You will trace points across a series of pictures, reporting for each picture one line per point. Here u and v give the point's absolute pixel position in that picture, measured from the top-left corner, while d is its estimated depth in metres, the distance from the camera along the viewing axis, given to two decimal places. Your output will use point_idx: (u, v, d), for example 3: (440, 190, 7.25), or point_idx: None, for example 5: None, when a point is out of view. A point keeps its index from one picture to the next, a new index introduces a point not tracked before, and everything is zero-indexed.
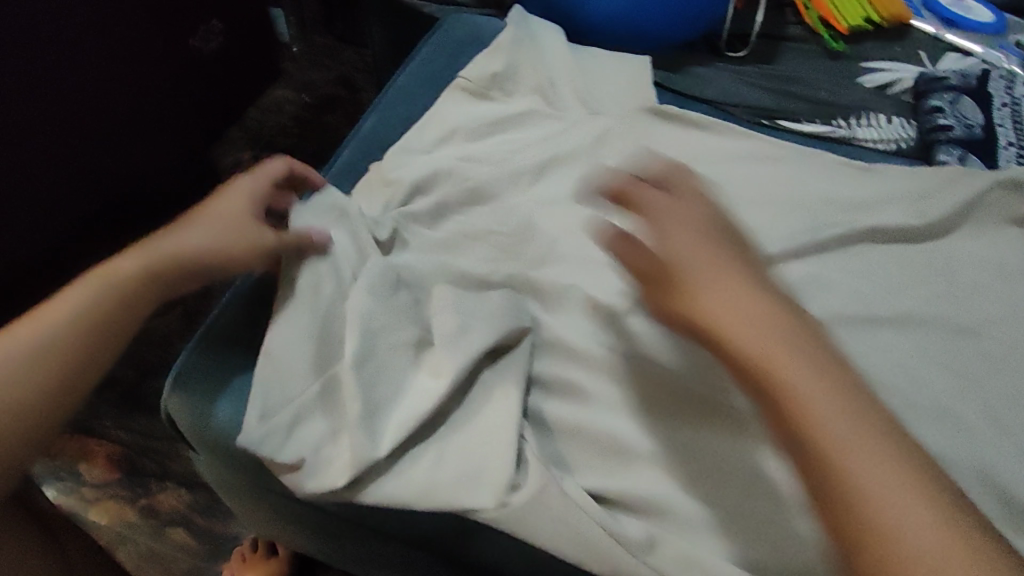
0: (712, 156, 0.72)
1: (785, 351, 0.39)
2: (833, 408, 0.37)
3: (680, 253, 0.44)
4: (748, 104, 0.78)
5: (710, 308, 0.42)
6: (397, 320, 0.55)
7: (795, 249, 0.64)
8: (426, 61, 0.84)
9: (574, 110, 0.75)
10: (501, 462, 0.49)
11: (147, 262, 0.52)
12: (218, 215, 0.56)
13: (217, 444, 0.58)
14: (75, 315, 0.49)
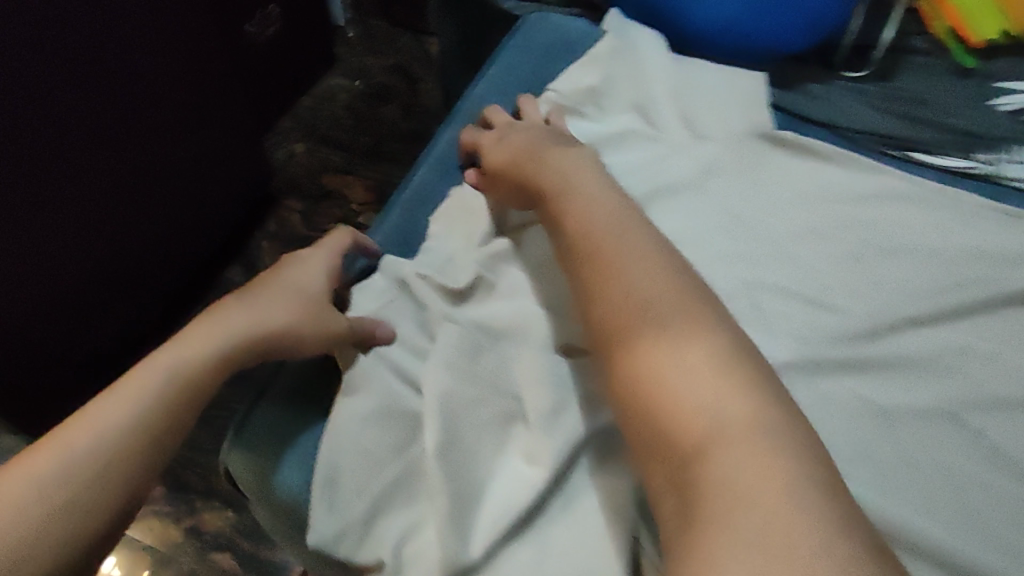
0: (834, 195, 0.63)
1: (696, 394, 0.37)
2: (737, 451, 0.34)
3: (625, 300, 0.43)
4: (874, 131, 0.69)
5: (650, 357, 0.40)
6: (479, 398, 0.52)
7: (934, 313, 0.55)
8: (507, 69, 0.76)
9: (677, 133, 0.68)
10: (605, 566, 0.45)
11: (223, 339, 0.51)
12: (293, 291, 0.55)
13: (281, 512, 0.54)
14: (152, 395, 0.47)
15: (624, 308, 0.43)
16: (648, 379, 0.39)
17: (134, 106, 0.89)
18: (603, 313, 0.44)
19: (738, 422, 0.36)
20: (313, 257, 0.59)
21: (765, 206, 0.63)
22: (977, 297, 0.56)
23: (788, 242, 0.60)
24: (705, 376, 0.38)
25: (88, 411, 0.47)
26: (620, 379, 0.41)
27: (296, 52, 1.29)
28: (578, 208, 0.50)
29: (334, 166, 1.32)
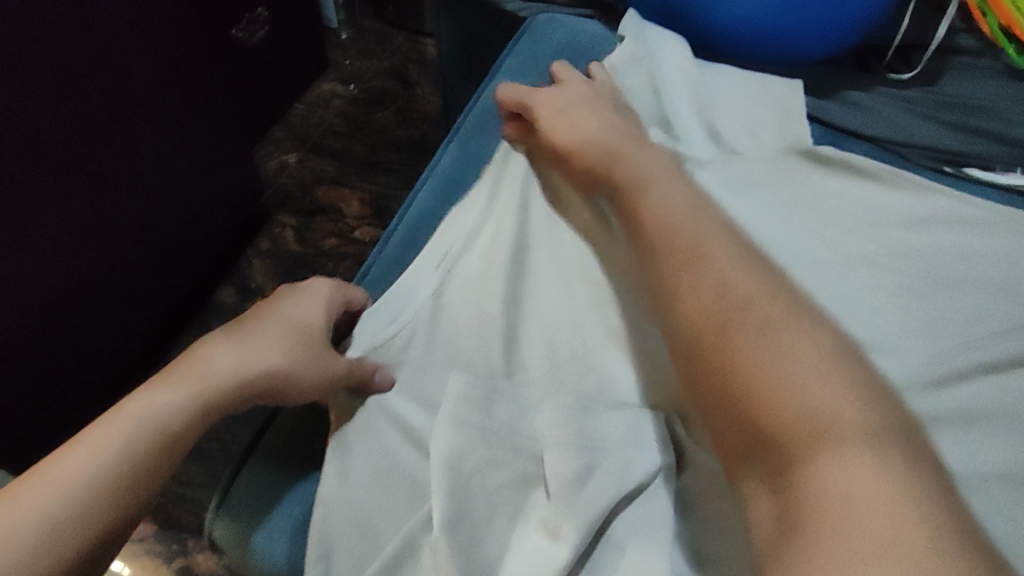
0: (884, 217, 0.57)
1: (809, 398, 0.32)
2: (864, 470, 0.29)
3: (712, 290, 0.37)
4: (922, 143, 0.63)
5: (752, 352, 0.34)
6: (493, 459, 0.45)
7: (1010, 356, 0.48)
8: (514, 76, 0.70)
9: (705, 148, 0.61)
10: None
11: (204, 384, 0.44)
12: (289, 326, 0.48)
13: None
14: (116, 453, 0.40)
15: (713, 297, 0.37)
16: (749, 380, 0.33)
17: (132, 118, 0.83)
18: (686, 299, 0.38)
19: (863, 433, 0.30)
20: (311, 286, 0.52)
21: (806, 231, 0.56)
22: None
23: (835, 272, 0.54)
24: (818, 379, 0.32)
25: (39, 469, 0.39)
26: (710, 375, 0.35)
27: (287, 57, 1.22)
28: (656, 209, 0.44)
29: (327, 176, 1.25)
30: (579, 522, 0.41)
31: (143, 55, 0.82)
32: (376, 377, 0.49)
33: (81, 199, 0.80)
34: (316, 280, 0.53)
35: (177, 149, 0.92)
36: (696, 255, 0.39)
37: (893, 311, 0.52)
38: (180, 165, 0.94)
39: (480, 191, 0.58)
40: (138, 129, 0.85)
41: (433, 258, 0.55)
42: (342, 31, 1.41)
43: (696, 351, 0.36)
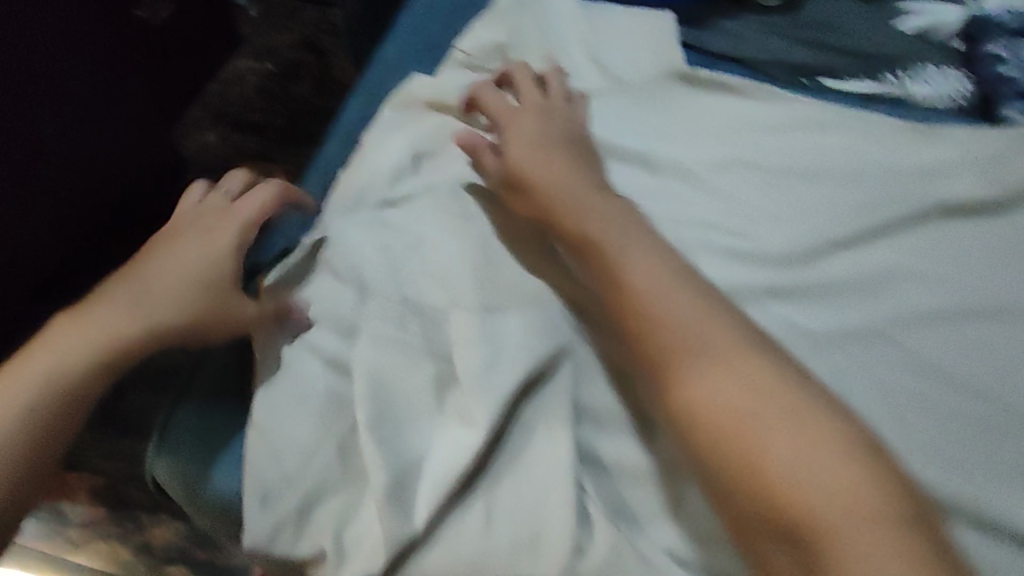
0: (750, 127, 0.63)
1: (810, 484, 0.38)
2: (866, 535, 0.36)
3: (699, 388, 0.42)
4: (784, 60, 0.70)
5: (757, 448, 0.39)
6: (411, 362, 0.49)
7: (857, 235, 0.56)
8: (413, 27, 0.73)
9: (591, 78, 0.66)
10: (560, 523, 0.42)
11: (90, 343, 0.49)
12: (177, 281, 0.52)
13: (217, 512, 0.51)
14: (15, 410, 0.46)
15: (714, 393, 0.42)
16: (760, 468, 0.39)
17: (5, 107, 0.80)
18: (678, 396, 0.43)
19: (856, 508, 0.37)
20: (213, 230, 0.55)
21: (684, 146, 0.62)
22: (897, 213, 0.57)
23: (714, 179, 0.60)
24: (806, 464, 0.39)
25: None
26: (723, 473, 0.40)
27: (201, 31, 1.19)
28: (632, 272, 0.48)
29: (249, 152, 1.26)
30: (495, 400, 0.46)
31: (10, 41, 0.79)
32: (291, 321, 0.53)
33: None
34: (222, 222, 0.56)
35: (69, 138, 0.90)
36: (685, 355, 0.43)
37: (766, 206, 0.58)
38: (73, 153, 0.91)
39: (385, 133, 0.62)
40: (28, 117, 0.83)
41: (349, 200, 0.60)
42: (251, 7, 1.40)
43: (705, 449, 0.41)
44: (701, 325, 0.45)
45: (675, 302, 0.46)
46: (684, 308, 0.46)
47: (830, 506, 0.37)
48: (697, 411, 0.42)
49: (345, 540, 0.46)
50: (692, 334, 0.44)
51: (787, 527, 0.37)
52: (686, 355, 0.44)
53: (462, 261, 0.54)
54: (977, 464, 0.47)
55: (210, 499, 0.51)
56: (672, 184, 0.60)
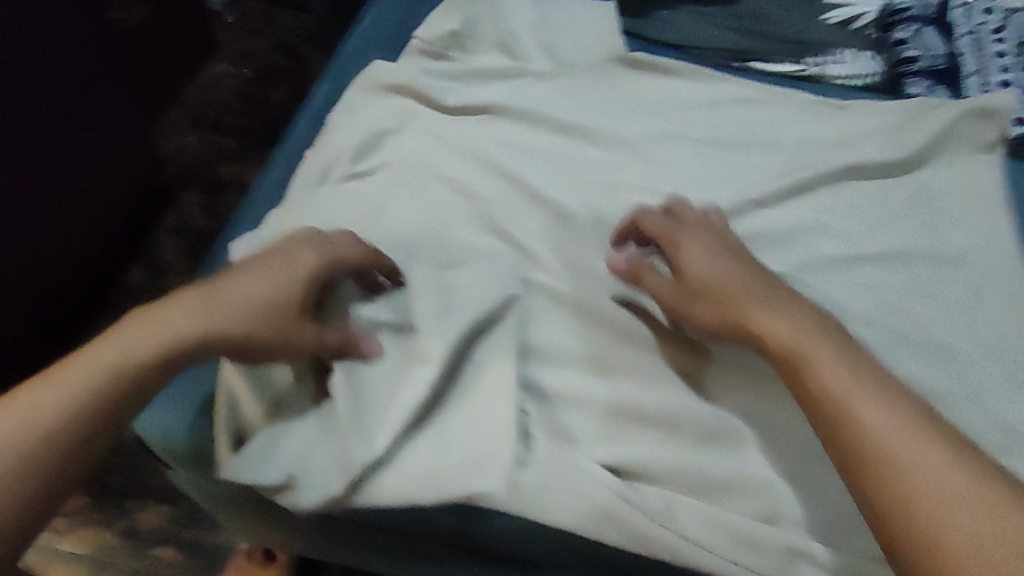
0: (684, 104, 0.70)
1: (922, 468, 0.39)
2: (964, 515, 0.38)
3: (832, 381, 0.44)
4: (718, 46, 0.77)
5: (869, 426, 0.42)
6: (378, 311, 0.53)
7: (776, 194, 0.63)
8: (376, 20, 0.79)
9: (541, 62, 0.72)
10: (505, 443, 0.48)
11: (156, 346, 0.45)
12: (266, 296, 0.47)
13: (187, 459, 0.54)
14: (79, 398, 0.42)
15: (840, 380, 0.44)
16: (873, 449, 0.41)
17: None
18: (800, 387, 0.45)
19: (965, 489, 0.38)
20: (303, 244, 0.51)
21: (622, 120, 0.68)
22: (813, 174, 0.64)
23: (651, 152, 0.66)
24: (912, 448, 0.40)
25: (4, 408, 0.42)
26: (842, 453, 0.42)
27: (176, 33, 1.23)
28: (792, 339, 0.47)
29: (227, 153, 1.30)
30: (450, 334, 0.50)
31: None
32: (359, 346, 0.51)
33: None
34: (309, 236, 0.52)
35: (41, 132, 0.95)
36: (810, 358, 0.45)
37: (696, 173, 0.65)
38: (37, 145, 0.95)
39: (351, 113, 0.67)
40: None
41: (317, 171, 0.65)
42: (228, 13, 1.44)
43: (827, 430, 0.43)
44: (815, 335, 0.47)
45: (787, 316, 0.48)
46: (798, 318, 0.48)
47: (936, 489, 0.39)
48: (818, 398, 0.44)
49: (309, 466, 0.50)
50: (815, 337, 0.46)
51: (892, 498, 0.39)
52: (805, 356, 0.45)
53: (420, 224, 0.59)
54: None
55: (193, 444, 0.53)
56: (613, 156, 0.66)
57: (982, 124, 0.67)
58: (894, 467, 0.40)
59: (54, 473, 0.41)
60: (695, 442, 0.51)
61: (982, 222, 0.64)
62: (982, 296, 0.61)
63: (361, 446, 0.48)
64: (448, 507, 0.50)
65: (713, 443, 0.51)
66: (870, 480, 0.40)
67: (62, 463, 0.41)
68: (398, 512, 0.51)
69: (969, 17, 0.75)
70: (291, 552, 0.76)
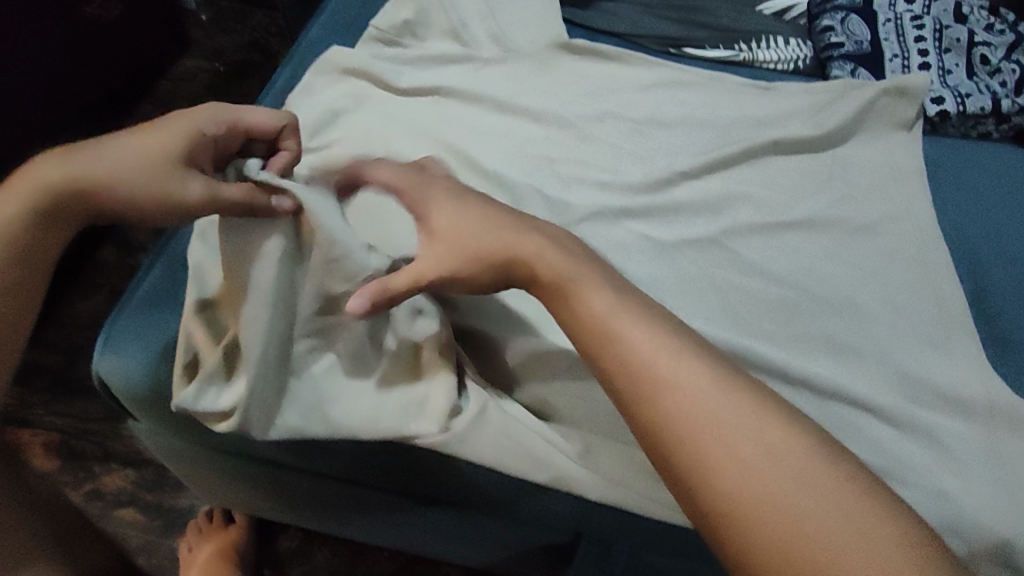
0: (621, 86, 0.74)
1: (730, 441, 0.36)
2: (777, 482, 0.35)
3: (638, 359, 0.39)
4: (657, 33, 0.81)
5: (681, 406, 0.37)
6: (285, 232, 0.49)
7: (703, 166, 0.67)
8: (336, 10, 0.83)
9: (488, 48, 0.77)
10: (441, 392, 0.51)
11: (32, 201, 0.47)
12: (136, 150, 0.47)
13: (155, 400, 0.58)
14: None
15: (653, 352, 0.39)
16: (682, 428, 0.37)
17: None
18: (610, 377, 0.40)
19: (772, 452, 0.36)
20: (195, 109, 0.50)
21: (563, 101, 0.72)
22: (740, 149, 0.68)
23: (587, 129, 0.70)
24: (725, 421, 0.37)
25: None
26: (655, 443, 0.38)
27: (149, 30, 1.26)
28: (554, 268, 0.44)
29: None
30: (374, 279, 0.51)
31: None
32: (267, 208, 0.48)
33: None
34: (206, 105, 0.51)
35: None
36: (616, 342, 0.40)
37: (629, 147, 0.69)
38: None
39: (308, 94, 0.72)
40: None
41: None
42: (201, 11, 1.45)
43: (632, 414, 0.39)
44: (613, 305, 0.42)
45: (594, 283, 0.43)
46: (573, 257, 0.44)
47: (748, 468, 0.35)
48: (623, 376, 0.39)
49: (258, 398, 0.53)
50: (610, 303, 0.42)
51: (707, 489, 0.36)
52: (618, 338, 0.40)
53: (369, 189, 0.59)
54: (784, 335, 0.59)
55: (154, 391, 0.58)
56: (553, 132, 0.70)
57: (898, 104, 0.72)
58: (705, 442, 0.36)
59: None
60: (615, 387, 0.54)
61: (898, 193, 0.68)
62: (901, 259, 0.64)
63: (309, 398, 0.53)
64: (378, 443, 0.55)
65: None
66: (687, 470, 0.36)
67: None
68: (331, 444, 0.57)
69: (891, 5, 0.80)
70: (261, 512, 0.83)
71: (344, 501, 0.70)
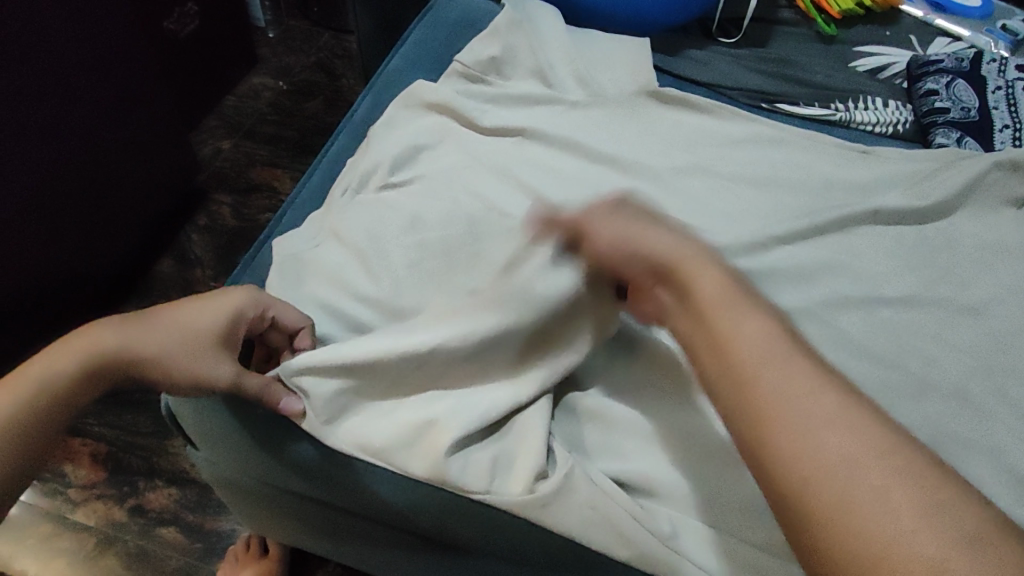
0: (712, 140, 0.72)
1: (866, 486, 0.31)
2: (922, 537, 0.29)
3: (778, 392, 0.34)
4: (747, 87, 0.79)
5: (816, 446, 0.32)
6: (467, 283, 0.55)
7: (800, 232, 0.63)
8: (419, 42, 0.82)
9: (575, 91, 0.75)
10: (534, 449, 0.51)
11: (78, 361, 0.48)
12: (183, 326, 0.51)
13: (216, 432, 0.59)
14: (14, 408, 0.46)
15: (788, 381, 0.34)
16: (812, 475, 0.32)
17: (66, 93, 0.89)
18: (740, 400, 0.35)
19: (921, 502, 0.30)
20: (227, 292, 0.55)
21: (649, 151, 0.70)
22: (839, 215, 0.65)
23: (674, 183, 0.68)
24: (863, 461, 0.31)
25: None
26: (782, 489, 0.33)
27: (223, 47, 1.28)
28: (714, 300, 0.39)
29: (260, 159, 1.25)
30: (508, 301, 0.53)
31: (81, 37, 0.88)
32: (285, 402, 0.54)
33: (27, 180, 0.88)
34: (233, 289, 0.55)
35: None
36: (759, 363, 0.35)
37: (716, 205, 0.66)
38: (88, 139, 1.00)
39: (391, 128, 0.71)
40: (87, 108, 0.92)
41: (358, 179, 0.68)
42: (270, 29, 1.45)
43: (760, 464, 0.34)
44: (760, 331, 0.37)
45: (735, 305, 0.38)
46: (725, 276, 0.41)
47: (891, 517, 0.30)
48: (756, 416, 0.34)
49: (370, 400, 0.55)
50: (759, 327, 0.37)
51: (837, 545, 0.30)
52: (754, 367, 0.36)
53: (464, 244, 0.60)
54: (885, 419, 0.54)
55: (218, 422, 0.58)
56: (638, 183, 0.67)
57: (1010, 179, 0.68)
58: (834, 490, 0.31)
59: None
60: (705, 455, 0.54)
61: (1007, 272, 0.64)
62: (1010, 345, 0.59)
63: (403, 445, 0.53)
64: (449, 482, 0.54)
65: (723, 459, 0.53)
66: (811, 517, 0.31)
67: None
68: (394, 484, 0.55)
69: (1001, 72, 0.78)
70: (306, 547, 0.81)
71: (394, 543, 0.66)
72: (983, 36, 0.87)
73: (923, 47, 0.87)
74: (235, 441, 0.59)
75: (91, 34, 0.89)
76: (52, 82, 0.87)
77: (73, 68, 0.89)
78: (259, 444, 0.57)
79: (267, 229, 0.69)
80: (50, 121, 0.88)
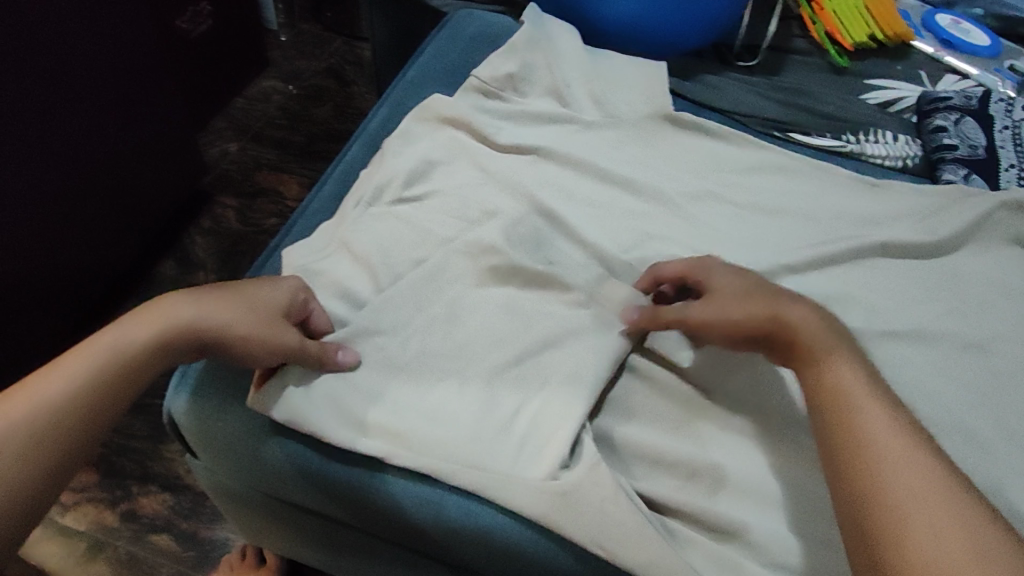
0: (722, 166, 0.73)
1: (933, 521, 0.37)
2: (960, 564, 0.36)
3: (892, 450, 0.41)
4: (761, 115, 0.80)
5: (886, 483, 0.40)
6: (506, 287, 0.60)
7: (808, 261, 0.64)
8: (436, 54, 0.82)
9: (591, 112, 0.75)
10: (558, 442, 0.53)
11: (158, 333, 0.48)
12: (254, 303, 0.52)
13: (226, 444, 0.59)
14: (80, 382, 0.45)
15: (891, 436, 0.42)
16: (886, 501, 0.39)
17: (83, 88, 0.89)
18: (849, 443, 0.43)
19: (974, 549, 0.36)
20: (282, 281, 0.56)
21: (664, 175, 0.71)
22: (849, 246, 0.65)
23: (686, 207, 0.69)
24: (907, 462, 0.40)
25: (23, 387, 0.44)
26: (862, 512, 0.40)
27: (234, 48, 1.28)
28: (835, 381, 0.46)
29: (266, 163, 1.25)
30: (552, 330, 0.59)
31: (100, 33, 0.89)
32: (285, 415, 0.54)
33: (41, 174, 0.88)
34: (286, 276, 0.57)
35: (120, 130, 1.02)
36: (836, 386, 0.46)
37: (731, 232, 0.67)
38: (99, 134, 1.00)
39: (408, 140, 0.71)
40: (101, 104, 0.93)
41: (375, 187, 0.67)
42: (282, 33, 1.46)
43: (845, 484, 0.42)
44: (880, 402, 0.44)
45: (846, 359, 0.48)
46: (825, 326, 0.50)
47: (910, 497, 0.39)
48: (844, 445, 0.43)
49: (379, 361, 0.57)
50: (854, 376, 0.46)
51: (897, 561, 0.37)
52: (857, 413, 0.44)
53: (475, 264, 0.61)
54: None
55: (225, 431, 0.58)
56: (651, 209, 0.68)
57: (1015, 219, 0.69)
58: (882, 476, 0.40)
59: (53, 446, 0.43)
60: (739, 467, 0.55)
61: (1010, 311, 0.64)
62: (1012, 385, 0.59)
63: (421, 449, 0.54)
64: (457, 497, 0.54)
65: (751, 480, 0.55)
66: (883, 533, 0.38)
67: (59, 439, 0.43)
68: (403, 505, 0.55)
69: (1008, 112, 0.79)
70: (300, 558, 0.81)
71: (392, 559, 0.66)
72: (991, 75, 0.89)
73: (933, 82, 0.88)
74: (239, 452, 0.58)
75: (102, 29, 0.89)
76: (70, 78, 0.87)
77: (85, 63, 0.88)
78: (266, 454, 0.57)
79: (279, 236, 0.69)
80: (63, 116, 0.88)
